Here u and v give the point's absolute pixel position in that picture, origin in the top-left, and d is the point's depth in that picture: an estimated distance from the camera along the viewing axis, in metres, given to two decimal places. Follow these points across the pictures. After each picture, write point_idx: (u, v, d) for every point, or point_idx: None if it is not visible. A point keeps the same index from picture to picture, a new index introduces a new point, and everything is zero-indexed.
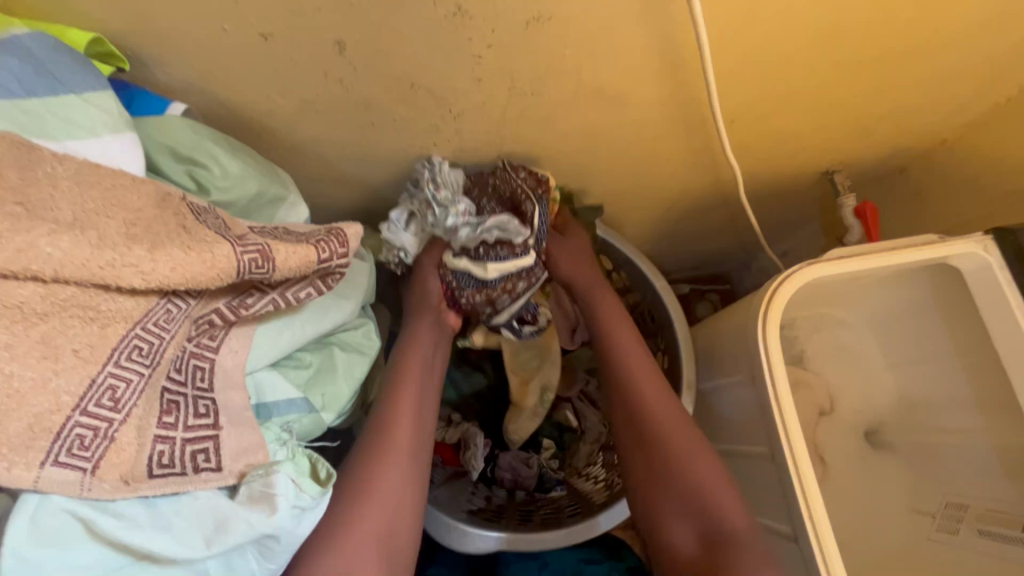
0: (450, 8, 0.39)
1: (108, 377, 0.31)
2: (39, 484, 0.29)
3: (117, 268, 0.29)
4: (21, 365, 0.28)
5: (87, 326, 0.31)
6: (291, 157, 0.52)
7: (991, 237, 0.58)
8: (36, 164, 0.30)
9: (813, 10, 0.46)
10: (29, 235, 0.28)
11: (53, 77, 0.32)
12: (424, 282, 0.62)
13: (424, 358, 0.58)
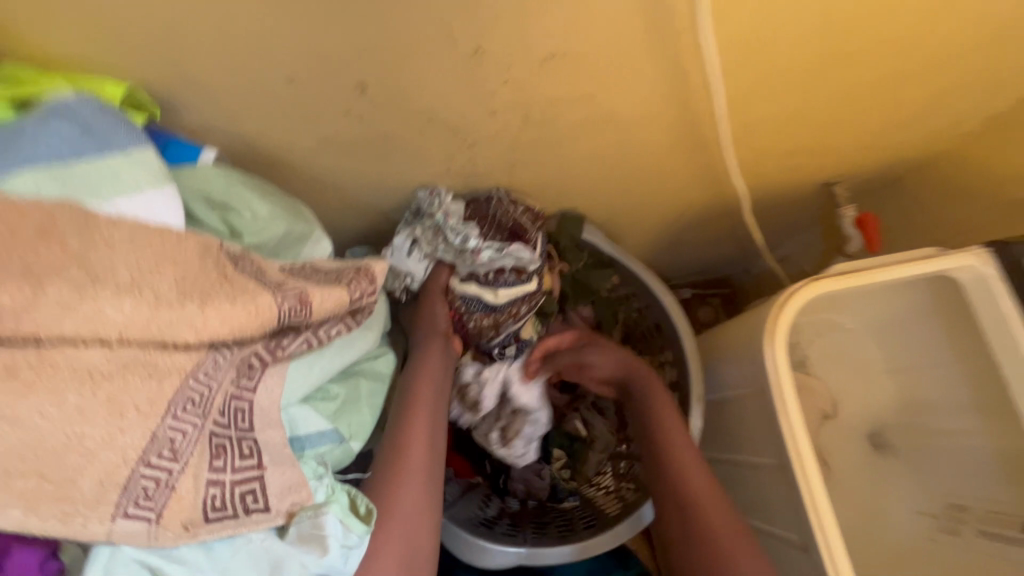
0: (468, 50, 0.40)
1: (167, 429, 0.31)
2: (111, 537, 0.30)
3: (174, 326, 0.31)
4: (91, 424, 0.30)
5: (146, 381, 0.31)
6: (312, 189, 0.53)
7: (989, 248, 0.59)
8: (94, 231, 0.31)
9: (813, 40, 0.48)
10: (94, 301, 0.29)
11: (99, 138, 0.33)
12: (432, 307, 0.59)
13: (435, 385, 0.54)
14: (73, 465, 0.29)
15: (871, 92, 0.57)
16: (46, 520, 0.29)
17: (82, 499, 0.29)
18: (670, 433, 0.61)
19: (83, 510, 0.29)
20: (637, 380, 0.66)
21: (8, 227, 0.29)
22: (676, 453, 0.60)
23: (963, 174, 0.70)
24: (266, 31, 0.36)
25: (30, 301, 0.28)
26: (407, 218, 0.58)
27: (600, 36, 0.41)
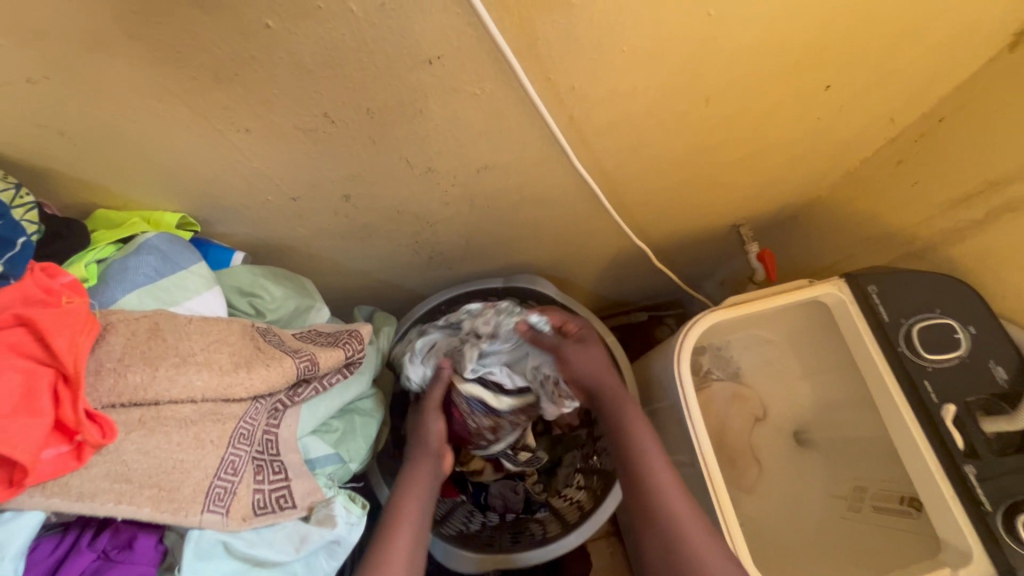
0: (423, 168, 0.55)
1: (231, 453, 0.43)
2: (201, 524, 0.39)
3: (233, 386, 0.43)
4: (183, 452, 0.40)
5: (217, 424, 0.43)
6: (309, 264, 0.67)
7: (843, 279, 0.74)
8: (179, 327, 0.43)
9: (684, 137, 0.63)
10: (186, 374, 0.41)
11: (172, 261, 0.45)
12: (426, 424, 0.70)
13: (419, 506, 0.62)
14: (174, 477, 0.39)
15: (746, 162, 0.73)
16: (159, 515, 0.38)
17: (181, 499, 0.39)
18: (652, 466, 0.62)
19: (183, 505, 0.39)
20: (613, 396, 0.67)
21: (129, 332, 0.41)
22: (660, 487, 0.61)
23: (836, 216, 0.86)
24: (280, 176, 0.50)
25: (151, 378, 0.40)
26: (467, 321, 0.76)
27: (521, 152, 0.56)
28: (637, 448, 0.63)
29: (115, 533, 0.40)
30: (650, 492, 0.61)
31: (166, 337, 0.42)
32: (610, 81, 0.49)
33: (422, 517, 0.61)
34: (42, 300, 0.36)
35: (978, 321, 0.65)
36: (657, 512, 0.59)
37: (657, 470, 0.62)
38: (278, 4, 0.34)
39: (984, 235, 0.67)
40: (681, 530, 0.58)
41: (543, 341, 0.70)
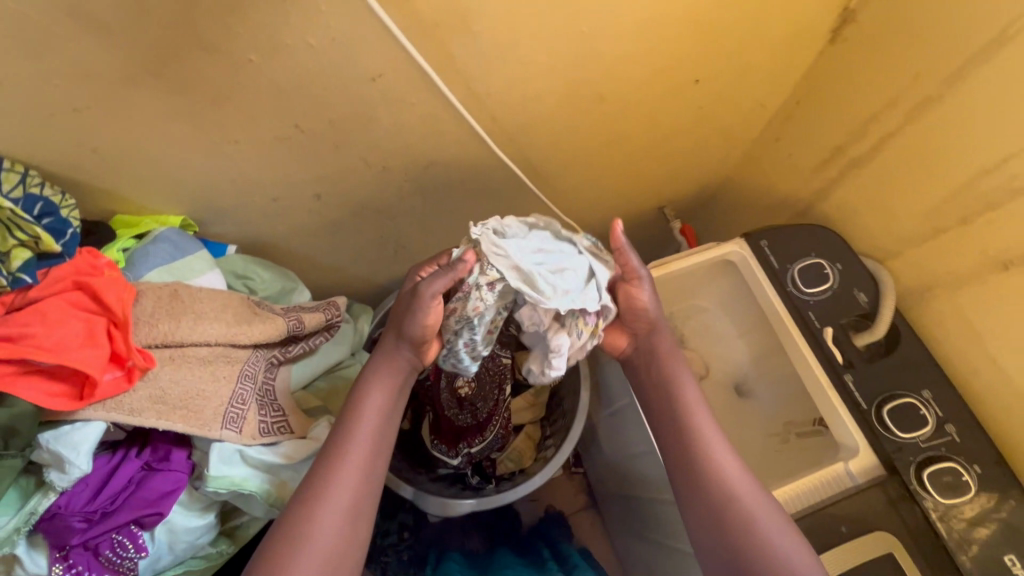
0: (378, 167, 0.67)
1: (239, 388, 0.56)
2: (222, 436, 0.53)
3: (238, 335, 0.56)
4: (204, 384, 0.54)
5: (227, 366, 0.56)
6: (290, 260, 0.79)
7: (745, 239, 0.88)
8: (193, 293, 0.55)
9: (593, 133, 0.77)
10: (202, 325, 0.54)
11: (183, 248, 0.58)
12: (407, 308, 0.60)
13: (371, 436, 0.57)
14: (199, 402, 0.53)
15: (653, 152, 0.87)
16: (190, 428, 0.51)
17: (205, 417, 0.52)
18: (689, 400, 0.67)
19: (206, 421, 0.52)
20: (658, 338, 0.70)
21: (156, 296, 0.54)
22: (695, 422, 0.66)
23: (738, 192, 1.02)
24: (263, 180, 0.62)
25: (176, 327, 0.53)
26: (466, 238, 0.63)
27: (458, 150, 0.70)
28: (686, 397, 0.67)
29: (155, 449, 0.53)
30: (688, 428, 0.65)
31: (184, 300, 0.55)
32: (518, 87, 0.62)
33: (382, 433, 0.58)
34: (90, 271, 0.50)
35: (841, 259, 0.81)
36: (697, 452, 0.64)
37: (694, 405, 0.67)
38: (257, 43, 0.47)
39: (838, 193, 0.82)
40: (718, 463, 0.63)
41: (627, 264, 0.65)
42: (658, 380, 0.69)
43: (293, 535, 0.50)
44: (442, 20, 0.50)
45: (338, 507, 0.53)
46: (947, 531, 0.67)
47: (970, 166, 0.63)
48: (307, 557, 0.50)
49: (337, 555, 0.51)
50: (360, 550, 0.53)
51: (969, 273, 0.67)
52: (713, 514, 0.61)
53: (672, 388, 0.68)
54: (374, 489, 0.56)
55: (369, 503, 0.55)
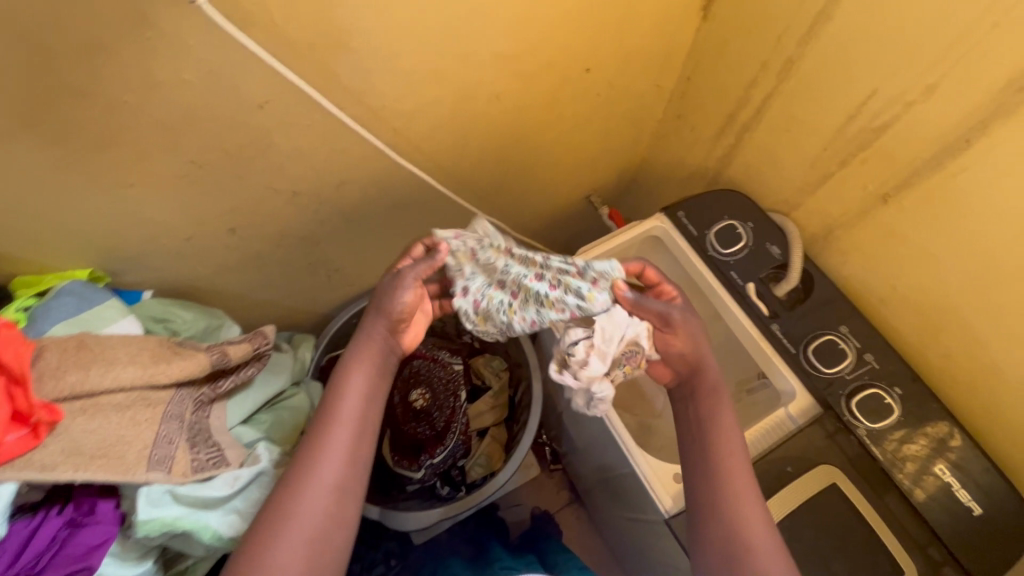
0: (289, 192, 0.68)
1: (164, 428, 0.56)
2: (149, 480, 0.52)
3: (156, 375, 0.56)
4: (124, 430, 0.53)
5: (148, 408, 0.56)
6: (219, 299, 0.78)
7: (665, 213, 0.90)
8: (101, 341, 0.55)
9: (499, 133, 0.80)
10: (115, 371, 0.54)
11: (88, 299, 0.56)
12: (390, 291, 0.62)
13: (355, 414, 0.58)
14: (120, 448, 0.52)
15: (564, 144, 0.91)
16: (113, 475, 0.50)
17: (129, 462, 0.52)
18: (723, 425, 0.64)
19: (130, 467, 0.52)
20: (703, 381, 0.67)
21: (60, 347, 0.52)
22: (728, 464, 0.62)
23: (655, 171, 1.07)
24: (168, 221, 0.62)
25: (85, 376, 0.52)
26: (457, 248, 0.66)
27: (367, 166, 0.71)
28: (718, 424, 0.64)
29: (78, 504, 0.53)
30: (721, 452, 0.62)
31: (93, 348, 0.53)
32: (412, 95, 0.64)
33: (363, 415, 0.58)
34: None
35: (753, 217, 0.85)
36: (721, 475, 0.61)
37: (726, 430, 0.64)
38: (129, 84, 0.47)
39: (739, 156, 0.87)
40: (737, 490, 0.61)
41: (647, 309, 0.66)
42: (699, 422, 0.65)
43: (277, 516, 0.52)
44: (315, 41, 0.52)
45: (322, 486, 0.54)
46: (881, 453, 0.72)
47: (836, 114, 0.68)
48: (290, 536, 0.51)
49: (325, 531, 0.53)
50: (349, 526, 0.55)
51: (858, 211, 0.72)
52: (720, 533, 0.59)
53: (710, 431, 0.64)
54: (359, 471, 0.57)
55: (353, 485, 0.56)
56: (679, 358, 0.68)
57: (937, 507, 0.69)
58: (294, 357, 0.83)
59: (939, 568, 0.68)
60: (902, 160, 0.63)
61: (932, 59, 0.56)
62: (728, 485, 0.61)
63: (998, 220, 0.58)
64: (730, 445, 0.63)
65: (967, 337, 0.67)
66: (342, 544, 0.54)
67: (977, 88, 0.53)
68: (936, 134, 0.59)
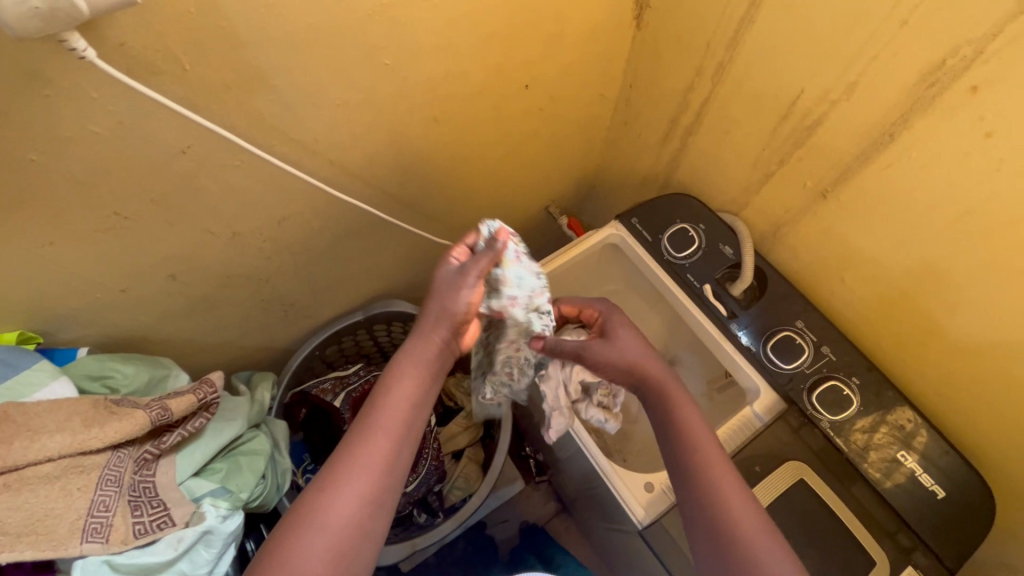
0: (228, 234, 0.67)
1: (99, 495, 0.56)
2: (83, 551, 0.53)
3: (87, 440, 0.55)
4: (56, 502, 0.53)
5: (81, 475, 0.55)
6: (168, 346, 0.77)
7: (619, 220, 0.89)
8: (26, 410, 0.54)
9: (443, 155, 0.79)
10: (41, 441, 0.53)
11: (15, 365, 0.56)
12: (453, 288, 0.61)
13: (402, 417, 0.56)
14: (51, 520, 0.52)
15: (514, 159, 0.91)
16: (42, 551, 0.51)
17: (60, 535, 0.52)
18: (690, 425, 0.62)
19: (61, 540, 0.52)
20: (652, 378, 0.65)
21: None
22: (707, 468, 0.59)
23: (609, 178, 1.07)
24: (99, 274, 0.61)
25: (6, 451, 0.51)
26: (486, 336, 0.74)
27: (308, 199, 0.70)
28: (686, 422, 0.62)
29: None
30: (695, 454, 0.59)
31: (17, 419, 0.53)
32: (345, 126, 0.64)
33: (407, 423, 0.56)
34: None
35: (703, 219, 0.86)
36: (701, 478, 0.58)
37: (694, 431, 0.61)
38: (34, 144, 0.46)
39: (685, 159, 0.88)
40: (722, 494, 0.57)
41: (564, 350, 0.69)
42: (668, 425, 0.62)
43: (308, 518, 0.50)
44: (230, 82, 0.51)
45: (358, 494, 0.52)
46: (846, 445, 0.72)
47: (768, 114, 0.69)
48: (318, 540, 0.49)
49: (352, 538, 0.50)
50: (376, 540, 0.52)
51: (800, 206, 0.73)
52: (715, 542, 0.54)
53: (678, 434, 0.62)
54: (395, 480, 0.54)
55: (387, 500, 0.53)
56: (615, 367, 0.67)
57: (904, 494, 0.70)
58: (252, 398, 0.82)
59: (909, 553, 0.69)
60: (834, 157, 0.65)
61: (849, 59, 0.56)
62: (706, 488, 0.57)
63: (926, 210, 0.59)
64: (699, 442, 0.60)
65: (914, 324, 0.68)
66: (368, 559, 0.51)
67: (893, 85, 0.54)
68: (861, 130, 0.60)
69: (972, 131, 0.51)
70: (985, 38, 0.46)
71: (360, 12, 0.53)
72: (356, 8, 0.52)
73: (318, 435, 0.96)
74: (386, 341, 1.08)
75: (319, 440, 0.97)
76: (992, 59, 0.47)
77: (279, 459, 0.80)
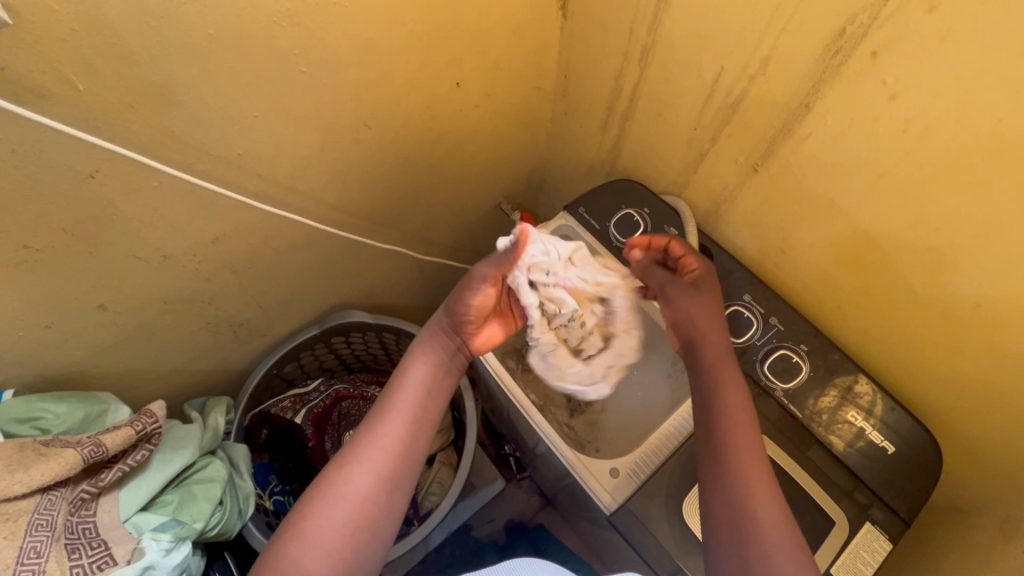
0: (158, 258, 0.65)
1: (29, 541, 0.56)
2: None
3: (12, 485, 0.56)
4: None
5: (8, 522, 0.55)
6: (108, 378, 0.74)
7: (566, 210, 0.88)
8: None
9: (380, 161, 0.78)
10: None
11: None
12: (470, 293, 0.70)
13: (414, 400, 0.67)
14: None
15: (456, 159, 0.90)
16: None
17: None
18: (734, 414, 0.67)
19: None
20: (710, 344, 0.72)
21: None
22: (740, 457, 0.64)
23: (557, 170, 1.07)
24: (19, 312, 0.58)
25: None
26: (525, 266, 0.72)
27: (240, 215, 0.68)
28: (729, 413, 0.67)
29: None
30: (731, 442, 0.65)
31: None
32: (267, 139, 0.62)
33: (420, 408, 0.67)
34: None
35: (648, 203, 0.86)
36: (734, 465, 0.64)
37: (737, 423, 0.66)
38: None
39: (626, 145, 0.88)
40: (749, 481, 0.63)
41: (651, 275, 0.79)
42: (711, 415, 0.67)
43: (331, 489, 0.61)
44: (132, 101, 0.49)
45: (371, 468, 0.62)
46: (800, 411, 0.75)
47: (695, 94, 0.70)
48: (336, 508, 0.60)
49: (365, 508, 0.60)
50: (389, 512, 0.62)
51: (736, 181, 0.74)
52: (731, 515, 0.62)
53: (721, 423, 0.66)
54: (403, 457, 0.64)
55: (398, 480, 0.63)
56: (683, 323, 0.74)
57: (856, 452, 0.72)
58: (206, 423, 0.82)
59: (867, 510, 0.70)
60: (760, 131, 0.66)
61: (760, 34, 0.57)
62: (739, 473, 0.63)
63: (848, 176, 0.61)
64: (737, 429, 0.66)
65: (852, 288, 0.70)
66: (379, 529, 0.61)
67: (802, 57, 0.56)
68: (780, 103, 0.61)
69: (878, 95, 0.52)
70: (877, 4, 0.47)
71: (263, 19, 0.51)
72: (258, 13, 0.50)
73: (285, 454, 0.97)
74: (347, 352, 1.06)
75: (287, 459, 0.98)
76: (886, 24, 0.48)
77: (240, 482, 0.80)
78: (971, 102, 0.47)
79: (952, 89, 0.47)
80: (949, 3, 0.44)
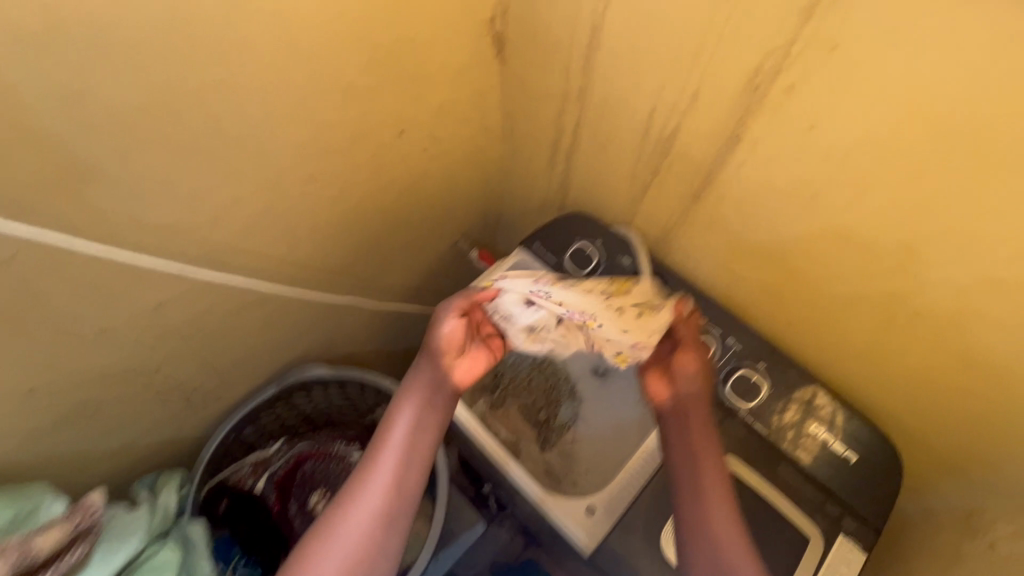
0: (93, 333, 0.61)
1: None
2: None
3: None
4: None
5: None
6: (43, 466, 0.68)
7: (522, 246, 0.87)
8: None
9: (329, 213, 0.77)
10: None
11: None
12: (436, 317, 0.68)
13: (407, 441, 0.66)
14: None
15: (409, 203, 0.90)
16: None
17: None
18: (707, 476, 0.66)
19: None
20: (693, 412, 0.70)
21: None
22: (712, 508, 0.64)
23: (510, 205, 1.08)
24: None
25: None
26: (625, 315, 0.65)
27: (181, 283, 0.65)
28: (706, 466, 0.67)
29: None
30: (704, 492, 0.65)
31: None
32: (205, 203, 0.60)
33: (411, 448, 0.66)
34: None
35: (601, 234, 0.86)
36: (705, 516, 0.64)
37: (712, 475, 0.66)
38: None
39: (575, 178, 0.90)
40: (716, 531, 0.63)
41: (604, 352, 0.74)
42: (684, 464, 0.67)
43: (330, 529, 0.61)
44: (53, 179, 0.47)
45: (366, 510, 0.62)
46: (766, 428, 0.75)
47: (634, 129, 0.72)
48: (333, 550, 0.60)
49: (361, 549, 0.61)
50: (387, 552, 0.62)
51: (681, 209, 0.76)
52: None
53: (689, 473, 0.67)
54: (399, 498, 0.64)
55: (397, 517, 0.63)
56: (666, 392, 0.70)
57: (822, 465, 0.73)
58: (154, 505, 0.80)
59: (839, 522, 0.71)
60: (697, 161, 0.68)
61: (686, 72, 0.60)
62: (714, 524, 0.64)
63: (783, 199, 0.63)
64: (710, 481, 0.66)
65: (800, 303, 0.72)
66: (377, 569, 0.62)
67: (727, 93, 0.58)
68: (713, 135, 0.63)
69: (799, 125, 0.55)
70: (787, 44, 0.50)
71: (192, 86, 0.50)
72: (186, 82, 0.49)
73: (250, 523, 0.92)
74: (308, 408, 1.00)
75: (252, 529, 0.92)
76: (798, 62, 0.51)
77: (198, 562, 0.74)
78: (883, 129, 0.50)
79: (865, 117, 0.50)
80: (851, 42, 0.47)
